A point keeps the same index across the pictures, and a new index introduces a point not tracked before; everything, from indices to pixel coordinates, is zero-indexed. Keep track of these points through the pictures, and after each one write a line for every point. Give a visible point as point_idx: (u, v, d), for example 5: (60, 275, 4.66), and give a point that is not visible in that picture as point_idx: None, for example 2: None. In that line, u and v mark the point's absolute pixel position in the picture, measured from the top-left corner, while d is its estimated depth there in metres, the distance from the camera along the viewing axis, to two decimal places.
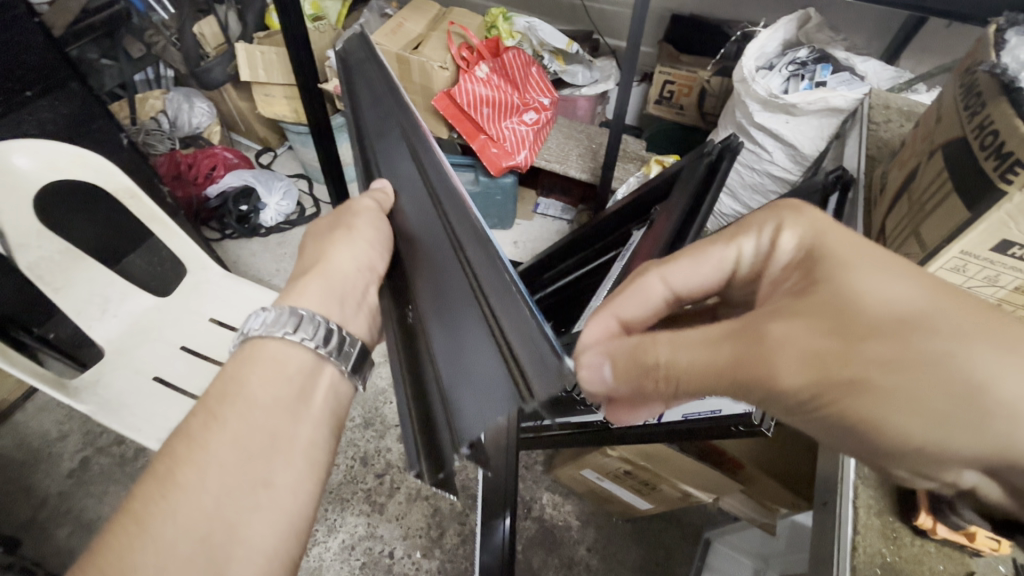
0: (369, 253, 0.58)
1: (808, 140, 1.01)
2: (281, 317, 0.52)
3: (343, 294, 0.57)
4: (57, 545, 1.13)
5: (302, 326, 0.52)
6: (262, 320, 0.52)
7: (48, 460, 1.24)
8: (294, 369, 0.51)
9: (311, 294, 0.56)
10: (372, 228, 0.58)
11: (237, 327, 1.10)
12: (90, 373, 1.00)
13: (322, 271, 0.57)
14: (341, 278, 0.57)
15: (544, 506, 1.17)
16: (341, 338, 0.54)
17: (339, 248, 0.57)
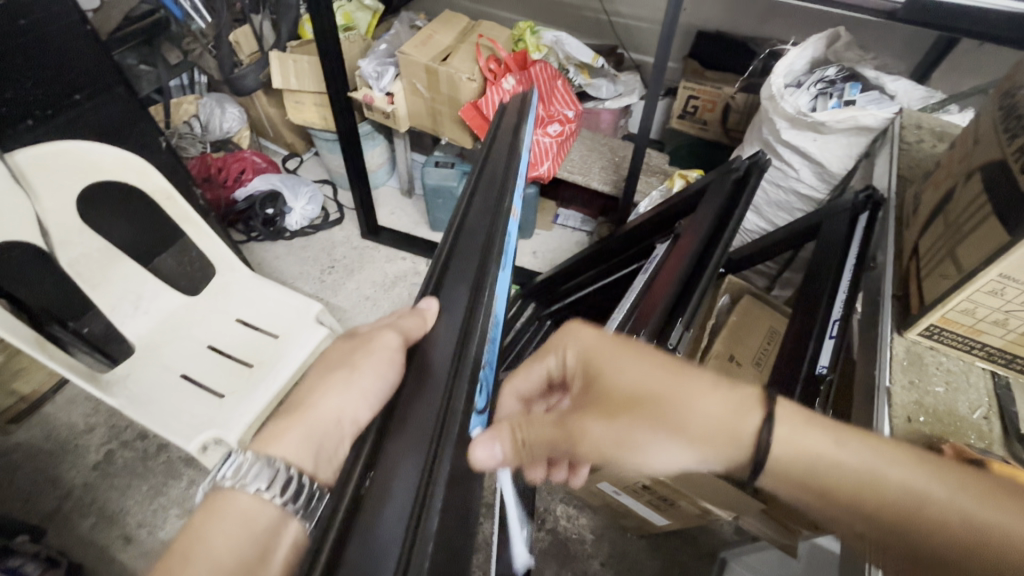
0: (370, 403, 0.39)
1: (836, 158, 1.01)
2: (250, 469, 0.34)
3: (323, 444, 0.38)
4: (79, 535, 1.15)
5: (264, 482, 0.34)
6: (234, 466, 0.34)
7: (74, 452, 1.27)
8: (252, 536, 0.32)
9: (290, 442, 0.38)
10: (375, 374, 0.39)
11: (263, 328, 1.12)
12: (121, 368, 1.02)
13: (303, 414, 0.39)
14: (326, 427, 0.39)
15: (558, 518, 1.16)
16: (312, 490, 0.35)
17: (332, 390, 0.41)
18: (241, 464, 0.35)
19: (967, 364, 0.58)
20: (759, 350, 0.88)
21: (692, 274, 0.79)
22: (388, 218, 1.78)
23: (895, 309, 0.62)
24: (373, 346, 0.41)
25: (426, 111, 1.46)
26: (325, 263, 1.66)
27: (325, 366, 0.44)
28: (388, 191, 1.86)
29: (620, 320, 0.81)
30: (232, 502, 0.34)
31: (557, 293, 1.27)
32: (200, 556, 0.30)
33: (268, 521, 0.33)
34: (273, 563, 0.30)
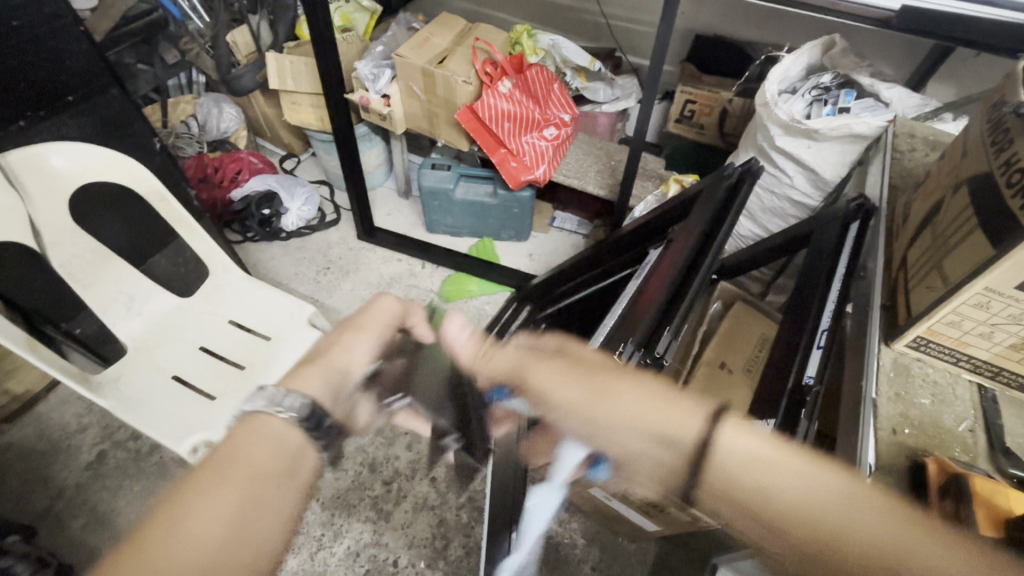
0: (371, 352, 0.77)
1: (830, 165, 1.00)
2: (279, 395, 0.52)
3: (335, 383, 0.72)
4: (70, 536, 1.15)
5: (284, 400, 0.51)
6: (269, 395, 0.51)
7: (66, 451, 1.27)
8: (293, 445, 0.50)
9: (311, 382, 0.72)
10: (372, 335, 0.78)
11: (254, 330, 1.12)
12: (113, 370, 1.03)
13: (335, 352, 0.75)
14: (337, 369, 0.74)
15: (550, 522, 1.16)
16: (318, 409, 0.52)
17: (351, 347, 0.75)
18: (275, 394, 0.52)
19: (954, 376, 0.58)
20: (750, 358, 0.87)
21: (682, 280, 0.78)
22: (384, 219, 1.77)
23: (881, 321, 0.62)
24: (378, 314, 0.80)
25: (423, 113, 1.46)
26: (321, 264, 1.66)
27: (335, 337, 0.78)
28: (385, 192, 1.86)
29: (610, 327, 0.81)
30: (267, 423, 0.50)
31: (553, 295, 1.28)
32: (244, 459, 0.46)
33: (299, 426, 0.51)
34: (296, 476, 0.49)
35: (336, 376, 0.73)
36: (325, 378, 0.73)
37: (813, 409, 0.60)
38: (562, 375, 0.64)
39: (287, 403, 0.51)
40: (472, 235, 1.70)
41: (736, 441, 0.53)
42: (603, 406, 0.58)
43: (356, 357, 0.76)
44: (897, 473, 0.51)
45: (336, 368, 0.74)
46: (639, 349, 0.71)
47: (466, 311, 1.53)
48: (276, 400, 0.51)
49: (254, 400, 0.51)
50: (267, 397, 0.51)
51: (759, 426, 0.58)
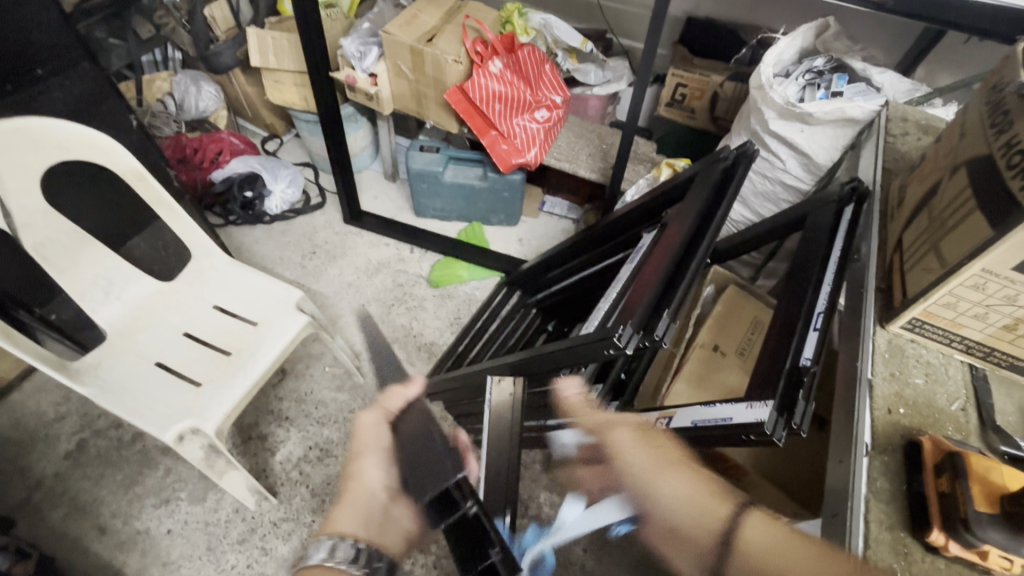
0: (387, 469, 0.69)
1: (822, 149, 1.01)
2: (333, 545, 0.62)
3: (368, 513, 0.68)
4: (51, 526, 1.12)
5: (340, 549, 0.61)
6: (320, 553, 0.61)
7: (44, 441, 1.23)
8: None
9: (347, 520, 0.67)
10: (377, 450, 0.70)
11: (241, 316, 1.09)
12: (92, 356, 0.99)
13: (352, 486, 0.70)
14: (368, 499, 0.68)
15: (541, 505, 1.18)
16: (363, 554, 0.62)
17: (370, 468, 0.70)
18: (331, 544, 0.62)
19: (946, 356, 0.59)
20: (742, 341, 0.88)
21: (679, 264, 0.78)
22: (371, 203, 1.74)
23: (876, 303, 0.63)
24: (365, 431, 0.71)
25: (411, 93, 1.42)
26: (306, 249, 1.62)
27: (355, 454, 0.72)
28: (371, 175, 1.82)
29: (605, 311, 0.81)
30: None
31: (543, 280, 1.28)
32: None
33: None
34: None
35: (380, 507, 0.68)
36: (363, 516, 0.67)
37: (810, 389, 0.60)
38: (632, 443, 0.70)
39: (343, 552, 0.61)
40: (461, 220, 1.68)
41: (754, 528, 0.54)
42: (653, 488, 0.64)
43: (376, 475, 0.69)
44: (893, 452, 0.52)
45: (368, 499, 0.68)
46: (637, 331, 0.71)
47: (456, 297, 1.52)
48: (334, 550, 0.61)
49: (317, 552, 0.61)
50: (326, 547, 0.62)
51: (757, 407, 0.59)
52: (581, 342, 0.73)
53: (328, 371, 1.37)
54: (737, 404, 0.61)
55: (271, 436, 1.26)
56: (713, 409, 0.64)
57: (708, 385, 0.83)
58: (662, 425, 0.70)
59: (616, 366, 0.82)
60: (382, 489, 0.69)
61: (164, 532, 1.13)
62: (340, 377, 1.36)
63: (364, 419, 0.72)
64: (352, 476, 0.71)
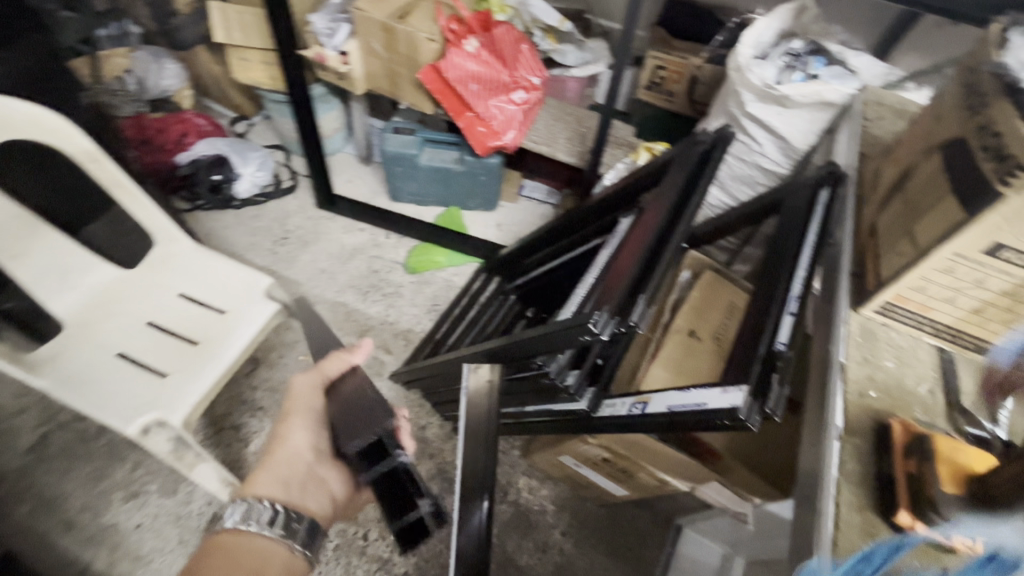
0: (316, 433, 0.71)
1: (799, 133, 1.01)
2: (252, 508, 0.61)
3: (288, 477, 0.68)
4: (14, 522, 1.08)
5: (257, 512, 0.61)
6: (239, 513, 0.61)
7: (3, 435, 1.18)
8: (269, 561, 0.60)
9: (266, 481, 0.67)
10: (306, 413, 0.70)
11: (208, 304, 1.05)
12: (49, 348, 0.95)
13: (276, 449, 0.69)
14: (290, 463, 0.69)
15: (520, 491, 1.18)
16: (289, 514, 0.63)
17: (295, 432, 0.70)
18: (247, 507, 0.61)
19: (916, 340, 0.60)
20: (718, 326, 0.88)
21: (655, 249, 0.77)
22: (344, 187, 1.69)
23: (849, 287, 0.63)
24: (299, 394, 0.71)
25: (384, 72, 1.37)
26: (278, 234, 1.57)
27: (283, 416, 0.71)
28: (345, 158, 1.77)
29: (582, 297, 0.80)
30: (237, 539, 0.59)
31: (521, 266, 1.26)
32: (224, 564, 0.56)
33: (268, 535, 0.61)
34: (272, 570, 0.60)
35: (308, 472, 0.70)
36: (282, 481, 0.68)
37: (784, 374, 0.61)
38: None
39: (259, 517, 0.61)
40: (438, 204, 1.65)
41: None
42: None
43: (303, 440, 0.70)
44: (864, 433, 0.52)
45: (296, 461, 0.69)
46: (613, 318, 0.70)
47: (434, 283, 1.50)
48: (249, 512, 0.61)
49: (232, 515, 0.60)
50: (241, 510, 0.61)
51: (732, 392, 0.59)
52: (558, 328, 0.72)
53: (302, 360, 1.34)
54: (712, 389, 0.61)
55: (244, 426, 1.23)
56: (689, 394, 0.64)
57: (685, 371, 0.83)
58: (638, 411, 0.70)
59: (592, 352, 0.81)
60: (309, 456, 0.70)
61: (133, 526, 1.10)
62: None
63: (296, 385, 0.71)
64: (276, 436, 0.70)
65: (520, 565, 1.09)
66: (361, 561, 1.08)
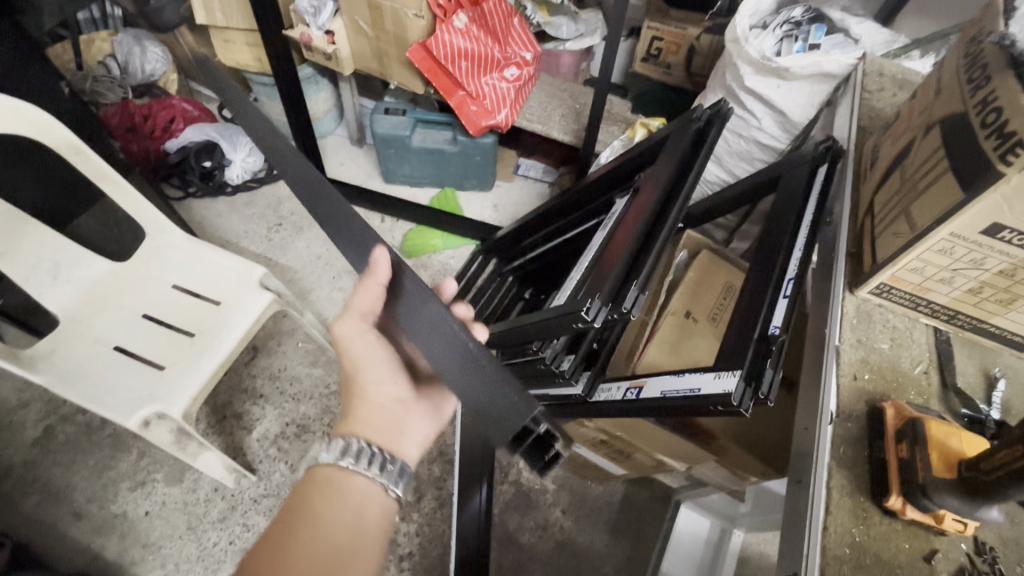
0: (399, 376, 0.64)
1: (798, 106, 0.98)
2: (346, 447, 0.57)
3: (383, 423, 0.62)
4: (25, 513, 1.11)
5: (353, 451, 0.57)
6: (335, 449, 0.57)
7: (9, 428, 1.19)
8: (371, 505, 0.58)
9: (361, 422, 0.61)
10: (376, 352, 0.62)
11: (202, 295, 1.05)
12: (46, 343, 0.95)
13: (362, 393, 0.63)
14: (381, 406, 0.62)
15: (521, 470, 1.19)
16: (384, 455, 0.59)
17: (372, 374, 0.63)
18: (343, 444, 0.57)
19: (911, 320, 0.59)
20: (714, 307, 0.88)
21: (649, 232, 0.75)
22: (337, 170, 1.66)
23: (846, 268, 0.62)
24: (353, 340, 0.61)
25: (372, 52, 1.34)
26: (272, 220, 1.56)
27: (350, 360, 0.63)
28: (337, 141, 1.74)
29: (577, 282, 0.79)
30: (337, 483, 0.57)
31: (518, 248, 1.25)
32: (321, 519, 0.54)
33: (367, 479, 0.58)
34: (366, 520, 0.56)
35: (397, 415, 0.63)
36: (379, 424, 0.61)
37: (779, 359, 0.59)
38: None
39: (354, 454, 0.57)
40: (433, 186, 1.62)
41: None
42: None
43: (384, 384, 0.63)
44: (856, 419, 0.52)
45: (383, 406, 0.62)
46: (605, 305, 0.69)
47: (430, 267, 1.49)
48: (347, 451, 0.57)
49: (330, 451, 0.57)
50: (337, 448, 0.58)
51: (725, 377, 0.59)
52: (550, 316, 0.72)
53: (302, 347, 1.34)
54: (705, 374, 0.61)
55: (246, 414, 1.24)
56: (682, 380, 0.64)
57: (681, 356, 0.83)
58: (633, 396, 0.70)
59: (587, 337, 0.81)
60: (393, 401, 0.63)
61: (142, 514, 1.12)
62: (314, 352, 1.33)
63: (342, 328, 0.61)
64: (358, 382, 0.63)
65: (521, 543, 1.12)
66: None
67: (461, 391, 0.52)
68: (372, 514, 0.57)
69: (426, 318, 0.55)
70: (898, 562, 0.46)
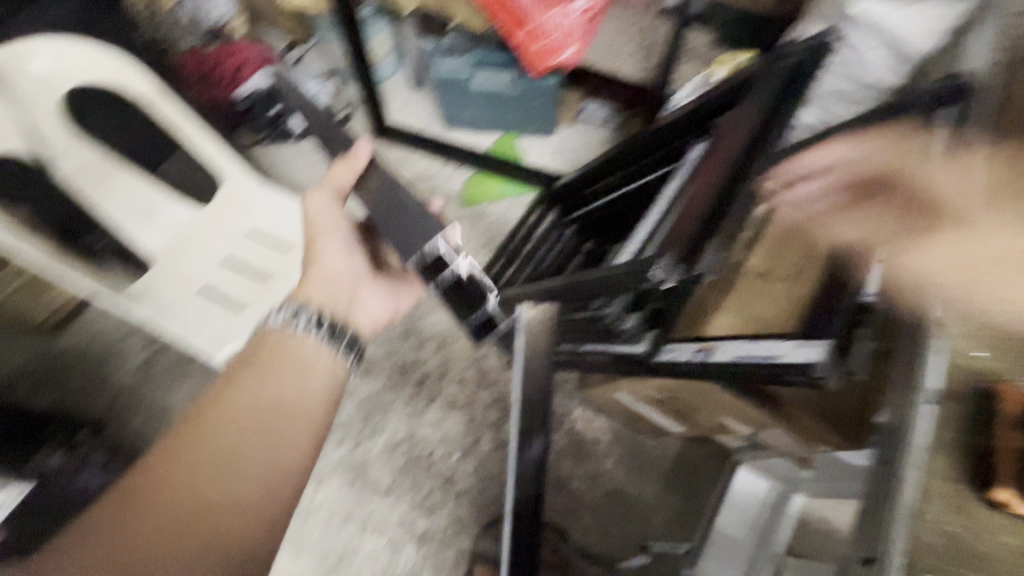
0: (351, 253, 0.78)
1: (918, 32, 0.85)
2: (298, 310, 0.70)
3: (338, 290, 0.75)
4: (136, 428, 1.25)
5: (300, 316, 0.70)
6: (283, 314, 0.70)
7: (117, 355, 1.32)
8: (316, 362, 0.69)
9: (315, 290, 0.73)
10: (337, 232, 0.78)
11: (275, 242, 1.10)
12: (141, 283, 1.03)
13: (318, 266, 0.75)
14: (335, 276, 0.76)
15: (576, 420, 1.20)
16: (331, 324, 0.71)
17: (328, 253, 0.76)
18: (290, 309, 0.70)
19: None
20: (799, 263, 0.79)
21: (727, 187, 0.69)
22: (396, 115, 1.64)
23: (964, 225, 0.54)
24: (322, 214, 0.77)
25: None
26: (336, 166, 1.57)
27: (312, 240, 0.77)
28: (397, 84, 1.70)
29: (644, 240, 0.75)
30: (287, 343, 0.69)
31: (582, 195, 1.20)
32: (263, 378, 0.66)
33: (315, 344, 0.70)
34: (311, 379, 0.68)
35: (350, 287, 0.77)
36: (330, 290, 0.74)
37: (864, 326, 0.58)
38: None
39: (301, 318, 0.69)
40: (494, 130, 1.57)
41: None
42: None
43: (336, 258, 0.76)
44: (959, 399, 0.47)
45: (333, 280, 0.75)
46: (680, 266, 0.64)
47: (489, 216, 1.47)
48: (295, 315, 0.70)
49: (281, 313, 0.70)
50: (288, 313, 0.70)
51: (808, 347, 0.55)
52: (616, 275, 0.68)
53: None
54: (787, 342, 0.58)
55: None
56: (763, 346, 0.60)
57: (749, 318, 0.79)
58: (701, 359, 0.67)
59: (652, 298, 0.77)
60: (348, 275, 0.77)
61: None
62: None
63: (314, 201, 0.77)
64: (314, 258, 0.76)
65: (572, 489, 1.15)
66: (427, 476, 1.18)
67: (397, 234, 0.72)
68: (317, 378, 0.69)
69: (379, 189, 0.75)
70: (1004, 562, 0.42)
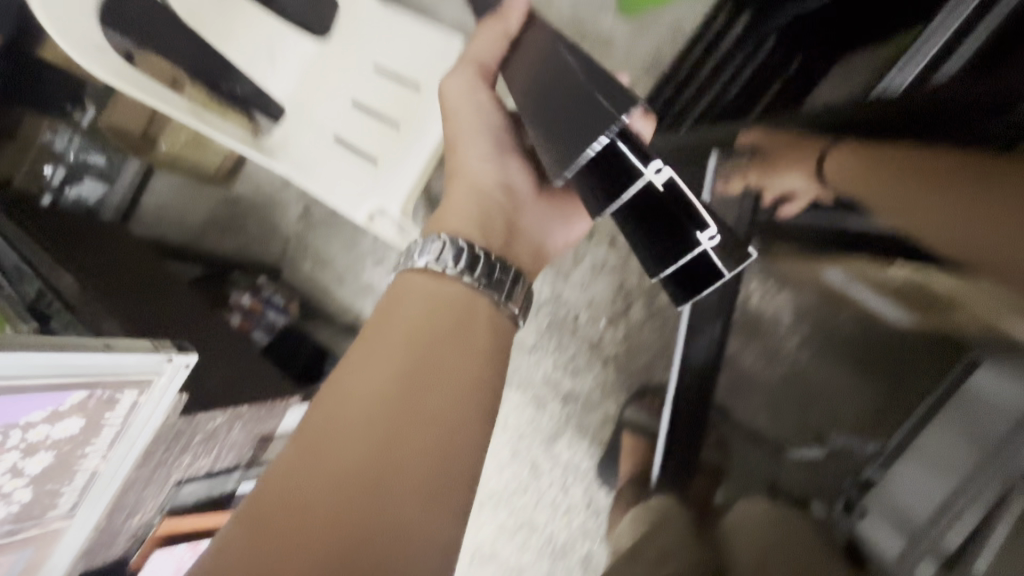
0: (498, 161, 0.59)
1: None
2: (440, 250, 0.51)
3: (485, 220, 0.56)
4: (306, 273, 1.36)
5: (447, 252, 0.51)
6: (430, 252, 0.51)
7: (279, 205, 1.36)
8: (473, 306, 0.50)
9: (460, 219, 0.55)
10: (483, 125, 0.61)
11: (401, 78, 0.94)
12: (279, 133, 0.97)
13: (462, 180, 0.59)
14: (484, 193, 0.58)
15: (751, 295, 0.93)
16: (488, 262, 0.51)
17: (474, 151, 0.60)
18: (438, 247, 0.51)
19: None
20: None
21: None
22: None
23: None
24: (465, 93, 0.63)
25: None
26: None
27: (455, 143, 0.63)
28: None
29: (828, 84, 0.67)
30: (418, 287, 0.50)
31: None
32: (410, 309, 0.49)
33: (468, 290, 0.50)
34: (474, 318, 0.50)
35: (503, 213, 0.57)
36: (477, 219, 0.55)
37: None
38: None
39: (451, 257, 0.50)
40: None
41: None
42: None
43: (484, 163, 0.59)
44: None
45: (479, 192, 0.58)
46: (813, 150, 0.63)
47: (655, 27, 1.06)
48: (440, 253, 0.51)
49: (424, 253, 0.51)
50: (432, 251, 0.51)
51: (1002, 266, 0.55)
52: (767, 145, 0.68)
53: None
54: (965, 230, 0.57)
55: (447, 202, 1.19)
56: None
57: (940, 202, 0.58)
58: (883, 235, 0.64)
59: None
60: (498, 185, 0.58)
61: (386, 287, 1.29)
62: None
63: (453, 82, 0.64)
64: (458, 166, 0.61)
65: None
66: (572, 339, 1.11)
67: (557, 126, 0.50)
68: (482, 314, 0.51)
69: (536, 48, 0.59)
70: None
